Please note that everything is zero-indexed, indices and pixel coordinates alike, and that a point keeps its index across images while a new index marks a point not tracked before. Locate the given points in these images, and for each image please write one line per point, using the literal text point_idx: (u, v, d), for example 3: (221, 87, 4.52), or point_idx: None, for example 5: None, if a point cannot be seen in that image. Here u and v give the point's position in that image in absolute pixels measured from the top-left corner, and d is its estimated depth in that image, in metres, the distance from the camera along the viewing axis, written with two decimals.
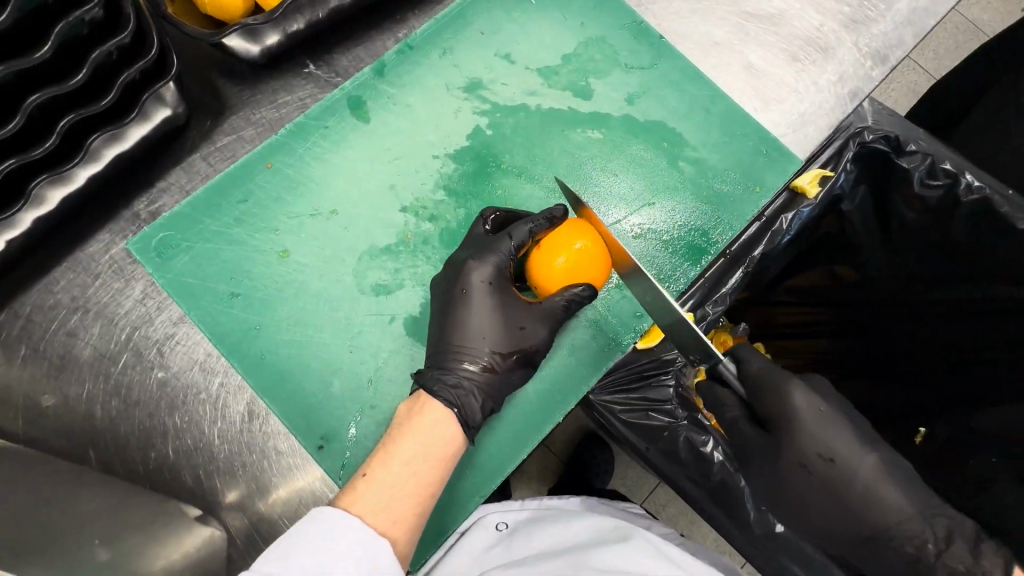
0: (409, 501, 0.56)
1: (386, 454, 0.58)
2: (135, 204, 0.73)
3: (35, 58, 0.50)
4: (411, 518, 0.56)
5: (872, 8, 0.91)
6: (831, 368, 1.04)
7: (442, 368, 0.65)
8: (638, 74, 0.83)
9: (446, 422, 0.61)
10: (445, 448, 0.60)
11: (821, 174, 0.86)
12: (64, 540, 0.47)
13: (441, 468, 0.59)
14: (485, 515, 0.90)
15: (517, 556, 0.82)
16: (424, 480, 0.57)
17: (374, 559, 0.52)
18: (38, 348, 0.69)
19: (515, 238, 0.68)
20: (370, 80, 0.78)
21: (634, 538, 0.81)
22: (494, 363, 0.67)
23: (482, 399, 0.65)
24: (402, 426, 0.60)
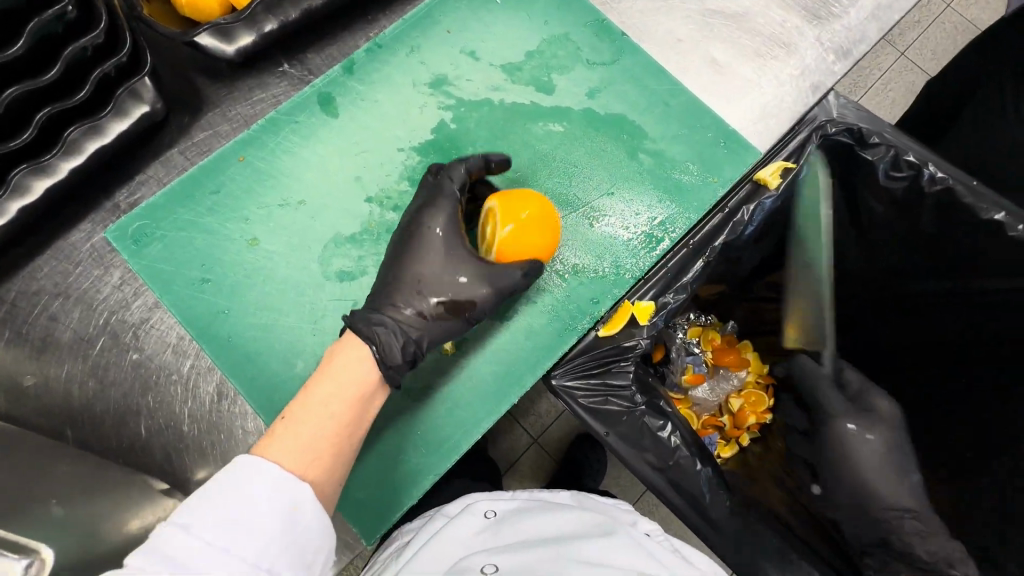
0: (329, 441, 0.59)
1: (305, 398, 0.61)
2: (115, 196, 0.77)
3: (9, 53, 0.55)
4: (331, 457, 0.59)
5: (837, 5, 0.93)
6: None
7: (375, 309, 0.70)
8: (600, 70, 0.86)
9: (364, 361, 0.65)
10: (363, 389, 0.63)
11: (783, 166, 0.82)
12: (25, 504, 0.50)
13: (359, 404, 0.63)
14: (473, 501, 0.80)
15: (503, 545, 0.72)
16: (342, 417, 0.61)
17: (293, 500, 0.54)
18: (21, 331, 0.72)
19: (454, 180, 0.74)
20: (339, 77, 0.82)
21: (619, 534, 0.74)
22: (428, 311, 0.71)
23: (405, 341, 0.67)
24: (322, 370, 0.64)
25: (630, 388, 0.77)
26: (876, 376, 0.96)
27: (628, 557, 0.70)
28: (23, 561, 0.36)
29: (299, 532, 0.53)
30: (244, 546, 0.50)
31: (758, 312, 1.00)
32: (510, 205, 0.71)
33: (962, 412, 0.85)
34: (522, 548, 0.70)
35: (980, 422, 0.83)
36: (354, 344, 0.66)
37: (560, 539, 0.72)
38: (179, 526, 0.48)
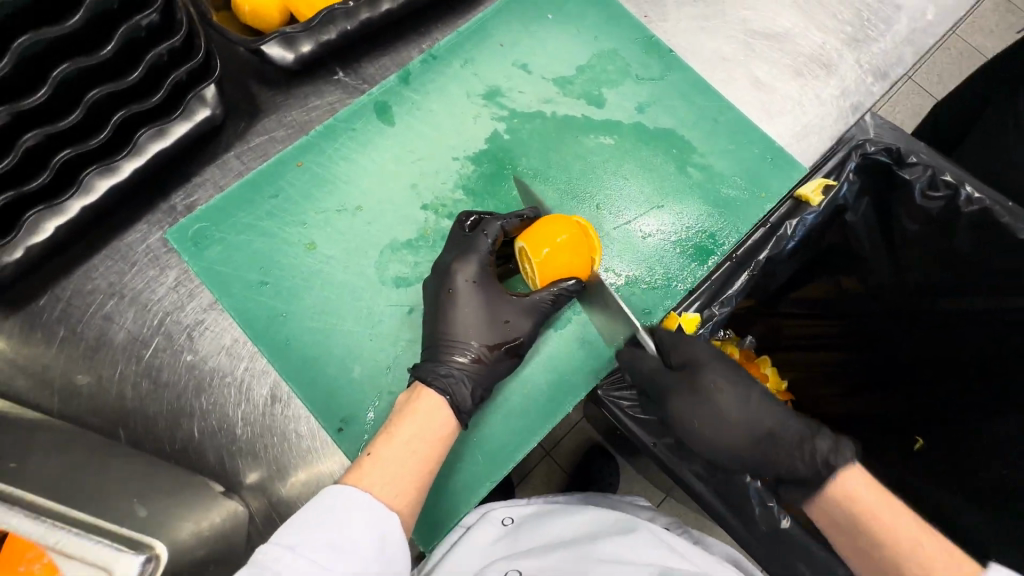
0: (412, 478, 0.59)
1: (389, 436, 0.61)
2: (172, 198, 0.78)
3: (99, 56, 0.56)
4: (413, 493, 0.59)
5: (873, 28, 0.96)
6: (834, 380, 1.05)
7: (435, 362, 0.69)
8: (648, 85, 0.88)
9: (444, 404, 0.65)
10: (443, 428, 0.64)
11: (825, 183, 0.83)
12: (103, 503, 0.50)
13: (441, 444, 0.63)
14: (491, 510, 0.83)
15: (524, 550, 0.75)
16: (427, 455, 0.61)
17: (383, 533, 0.55)
18: (75, 330, 0.73)
19: (490, 235, 0.72)
20: (396, 87, 0.83)
21: (641, 530, 0.75)
22: (483, 355, 0.71)
23: (471, 386, 0.69)
24: (403, 410, 0.64)
25: None
26: (901, 391, 0.96)
27: (651, 552, 0.72)
28: (140, 557, 0.40)
29: (387, 563, 0.55)
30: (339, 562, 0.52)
31: (779, 326, 1.06)
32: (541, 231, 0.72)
33: (975, 422, 0.86)
34: (541, 553, 0.72)
35: (994, 436, 0.83)
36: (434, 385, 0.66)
37: (578, 541, 0.74)
38: (284, 547, 0.51)
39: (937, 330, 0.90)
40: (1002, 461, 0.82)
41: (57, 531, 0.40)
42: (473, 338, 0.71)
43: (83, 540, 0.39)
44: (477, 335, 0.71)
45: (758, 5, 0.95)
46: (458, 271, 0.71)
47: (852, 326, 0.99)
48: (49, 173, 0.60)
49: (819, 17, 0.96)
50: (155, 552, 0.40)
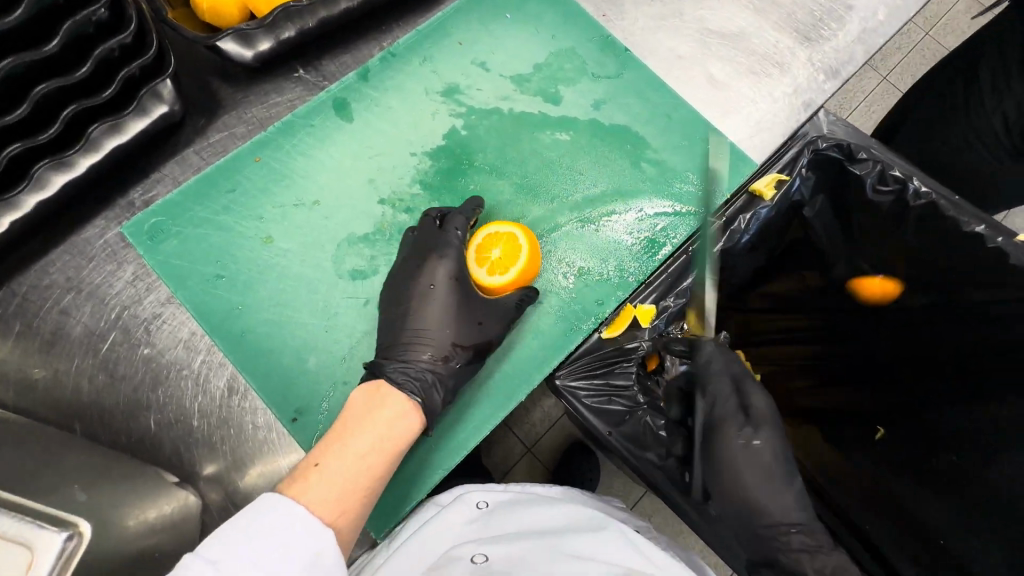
0: (359, 488, 0.59)
1: (340, 444, 0.61)
2: (130, 193, 0.78)
3: (44, 51, 0.56)
4: (356, 505, 0.59)
5: (827, 28, 0.99)
6: (804, 374, 1.01)
7: (405, 361, 0.72)
8: (605, 83, 0.89)
9: (403, 416, 0.67)
10: (399, 441, 0.65)
11: (777, 178, 0.85)
12: (45, 488, 0.51)
13: (395, 458, 0.64)
14: (465, 492, 0.79)
15: (493, 536, 0.72)
16: (378, 467, 0.61)
17: (320, 548, 0.53)
18: (31, 325, 0.73)
19: (458, 229, 0.77)
20: (354, 84, 0.85)
21: (609, 529, 0.74)
22: (454, 356, 0.74)
23: (444, 390, 0.72)
24: (357, 416, 0.65)
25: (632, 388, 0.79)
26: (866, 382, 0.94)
27: (615, 552, 0.70)
28: (64, 533, 0.37)
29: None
30: None
31: (747, 322, 1.06)
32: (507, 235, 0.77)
33: (955, 420, 0.84)
34: (511, 540, 0.70)
35: (971, 429, 0.82)
36: (394, 398, 0.67)
37: (549, 532, 0.73)
38: (206, 561, 0.48)
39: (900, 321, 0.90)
40: (957, 448, 0.83)
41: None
42: (449, 335, 0.75)
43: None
44: (451, 333, 0.75)
45: (716, 4, 0.97)
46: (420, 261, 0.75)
47: (822, 318, 0.98)
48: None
49: (775, 17, 0.98)
50: (80, 529, 0.38)
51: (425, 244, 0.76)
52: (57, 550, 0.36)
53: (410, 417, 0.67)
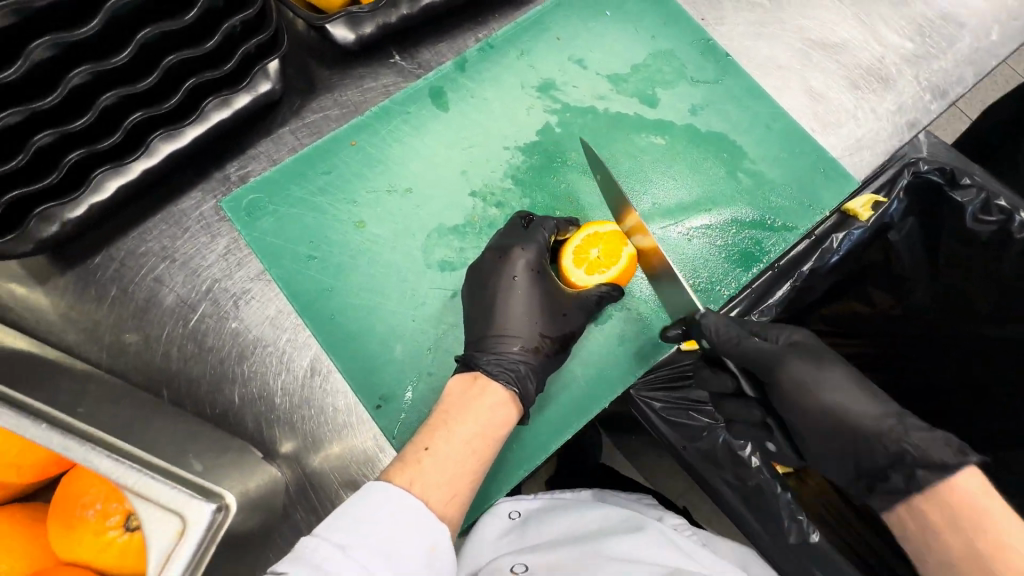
0: (465, 479, 0.60)
1: (447, 431, 0.62)
2: (227, 168, 0.79)
3: (182, 21, 0.56)
4: (462, 495, 0.60)
5: (934, 45, 0.94)
6: (862, 400, 1.00)
7: (496, 354, 0.70)
8: (703, 87, 0.87)
9: (503, 406, 0.67)
10: (499, 429, 0.65)
11: (874, 200, 0.79)
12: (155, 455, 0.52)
13: (495, 446, 0.64)
14: (498, 502, 0.78)
15: (531, 545, 0.72)
16: (480, 455, 0.62)
17: (433, 542, 0.54)
18: (126, 290, 0.75)
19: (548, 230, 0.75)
20: (451, 73, 0.84)
21: (649, 528, 0.71)
22: (543, 347, 0.73)
23: (536, 380, 0.71)
24: (459, 404, 0.65)
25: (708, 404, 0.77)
26: (928, 412, 0.93)
27: (656, 553, 0.68)
28: (213, 506, 0.48)
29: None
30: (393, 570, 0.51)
31: (804, 342, 0.99)
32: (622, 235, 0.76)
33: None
34: (549, 549, 0.70)
35: None
36: (492, 389, 0.67)
37: (586, 538, 0.71)
38: (335, 546, 0.50)
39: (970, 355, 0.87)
40: None
41: (134, 474, 0.47)
42: (538, 326, 0.73)
43: (157, 482, 0.47)
44: (540, 326, 0.74)
45: (818, 14, 0.94)
46: (517, 257, 0.73)
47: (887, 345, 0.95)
48: (121, 135, 0.61)
49: (880, 31, 0.94)
50: (226, 502, 0.49)
51: (521, 239, 0.74)
52: (208, 519, 0.47)
53: (507, 407, 0.67)
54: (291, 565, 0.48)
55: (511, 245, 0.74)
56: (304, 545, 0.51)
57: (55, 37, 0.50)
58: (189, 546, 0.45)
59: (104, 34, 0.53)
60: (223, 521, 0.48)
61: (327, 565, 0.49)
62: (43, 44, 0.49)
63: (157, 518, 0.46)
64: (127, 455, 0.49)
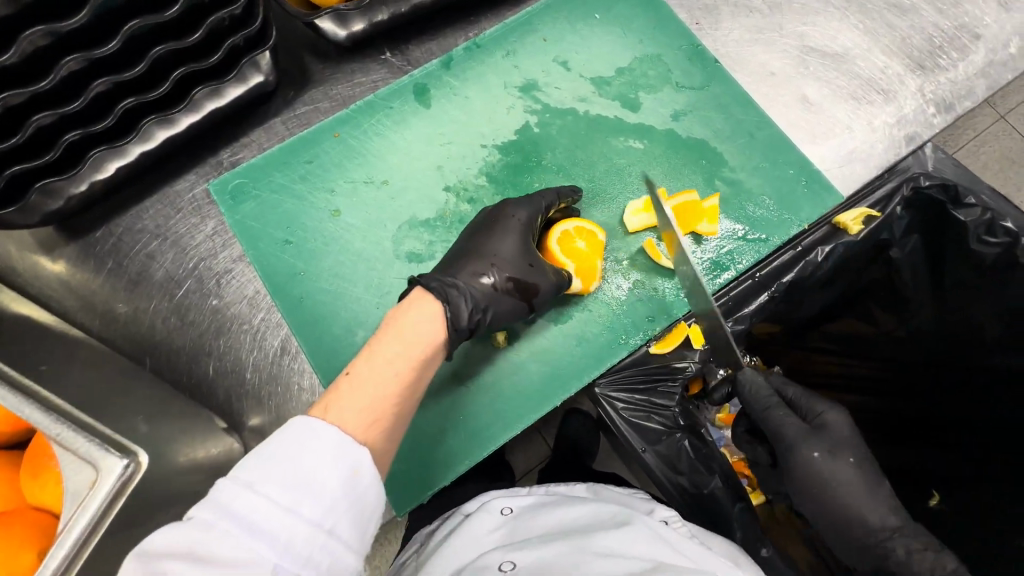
0: (387, 395, 0.58)
1: (368, 354, 0.61)
2: (220, 154, 0.84)
3: (165, 16, 0.60)
4: (388, 418, 0.58)
5: (944, 56, 0.89)
6: (871, 427, 0.98)
7: (453, 278, 0.72)
8: (687, 93, 0.87)
9: (429, 322, 0.66)
10: (425, 347, 0.64)
11: (867, 213, 0.80)
12: (116, 416, 0.57)
13: (421, 364, 0.63)
14: (489, 500, 0.79)
15: (519, 541, 0.71)
16: (403, 376, 0.60)
17: (353, 463, 0.51)
18: (121, 263, 0.80)
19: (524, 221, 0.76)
20: (437, 71, 0.86)
21: (636, 521, 0.68)
22: (502, 286, 0.74)
23: (472, 300, 0.71)
24: (385, 325, 0.64)
25: (674, 408, 0.77)
26: (924, 446, 0.92)
27: (644, 547, 0.65)
28: (125, 461, 0.52)
29: (357, 500, 0.50)
30: (307, 500, 0.47)
31: (806, 360, 0.99)
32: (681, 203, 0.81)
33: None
34: (537, 544, 0.67)
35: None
36: (420, 303, 0.67)
37: (576, 532, 0.69)
38: (241, 483, 0.47)
39: (971, 385, 0.86)
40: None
41: (60, 425, 0.51)
42: (497, 262, 0.75)
43: (77, 437, 0.51)
44: (502, 264, 0.75)
45: (821, 20, 0.90)
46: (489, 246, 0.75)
47: (891, 369, 0.93)
48: (113, 118, 0.66)
49: (888, 38, 0.89)
50: (136, 460, 0.53)
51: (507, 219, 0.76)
52: (119, 472, 0.51)
53: (436, 321, 0.67)
54: (198, 509, 0.46)
55: (496, 227, 0.76)
56: (219, 489, 0.47)
57: (47, 28, 0.55)
58: (101, 495, 0.50)
59: (94, 24, 0.58)
60: (133, 475, 0.52)
61: (234, 505, 0.46)
62: (36, 32, 0.54)
63: (74, 465, 0.51)
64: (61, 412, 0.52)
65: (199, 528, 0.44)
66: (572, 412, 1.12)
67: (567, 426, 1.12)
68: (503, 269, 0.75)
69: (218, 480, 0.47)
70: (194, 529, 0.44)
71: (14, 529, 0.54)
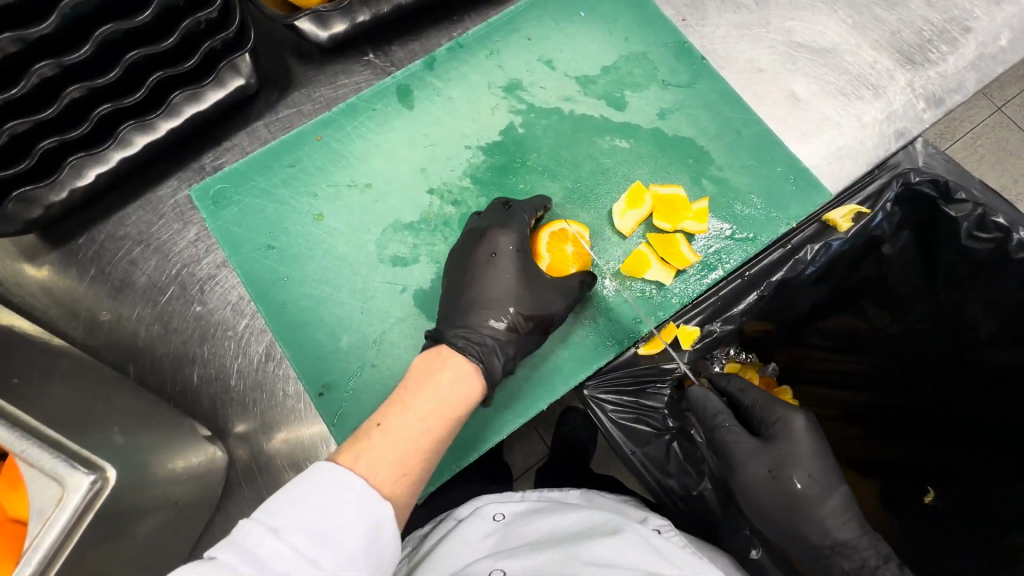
0: (416, 454, 0.59)
1: (404, 408, 0.61)
2: (203, 158, 0.83)
3: (137, 21, 0.60)
4: (414, 474, 0.58)
5: (934, 50, 0.87)
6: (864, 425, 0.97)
7: (467, 328, 0.72)
8: (674, 91, 0.86)
9: (463, 382, 0.66)
10: (459, 407, 0.64)
11: (856, 210, 0.79)
12: (94, 426, 0.57)
13: (454, 422, 0.63)
14: (482, 505, 0.79)
15: (510, 548, 0.71)
16: (436, 432, 0.61)
17: (376, 521, 0.52)
18: (104, 271, 0.79)
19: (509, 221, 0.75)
20: (420, 72, 0.85)
21: (626, 531, 0.68)
22: (519, 325, 0.74)
23: (503, 357, 0.72)
24: (421, 379, 0.65)
25: (663, 411, 0.78)
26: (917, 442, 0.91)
27: (635, 556, 0.65)
28: (91, 477, 0.51)
29: (376, 555, 0.52)
30: (331, 554, 0.49)
31: (802, 357, 0.97)
32: (666, 197, 0.81)
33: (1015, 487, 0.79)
34: (528, 552, 0.67)
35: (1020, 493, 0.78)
36: (456, 361, 0.67)
37: (566, 541, 0.68)
38: (267, 529, 0.48)
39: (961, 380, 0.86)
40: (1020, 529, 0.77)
41: (24, 442, 0.50)
42: (511, 303, 0.74)
43: (43, 453, 0.50)
44: (515, 304, 0.74)
45: (809, 15, 0.89)
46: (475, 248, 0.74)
47: (888, 365, 0.92)
48: (88, 125, 0.66)
49: (877, 33, 0.88)
50: (104, 474, 0.52)
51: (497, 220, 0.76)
52: (85, 488, 0.50)
53: (471, 379, 0.67)
54: (221, 549, 0.47)
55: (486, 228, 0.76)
56: (239, 529, 0.48)
57: (15, 35, 0.54)
58: (67, 511, 0.49)
59: (64, 31, 0.57)
60: (101, 491, 0.51)
61: (258, 550, 0.47)
62: (5, 40, 0.54)
63: (38, 482, 0.50)
64: (33, 424, 0.51)
65: (223, 569, 0.45)
66: (565, 411, 1.11)
67: (559, 426, 1.11)
68: (518, 306, 0.74)
69: (240, 520, 0.49)
70: (217, 569, 0.45)
71: None
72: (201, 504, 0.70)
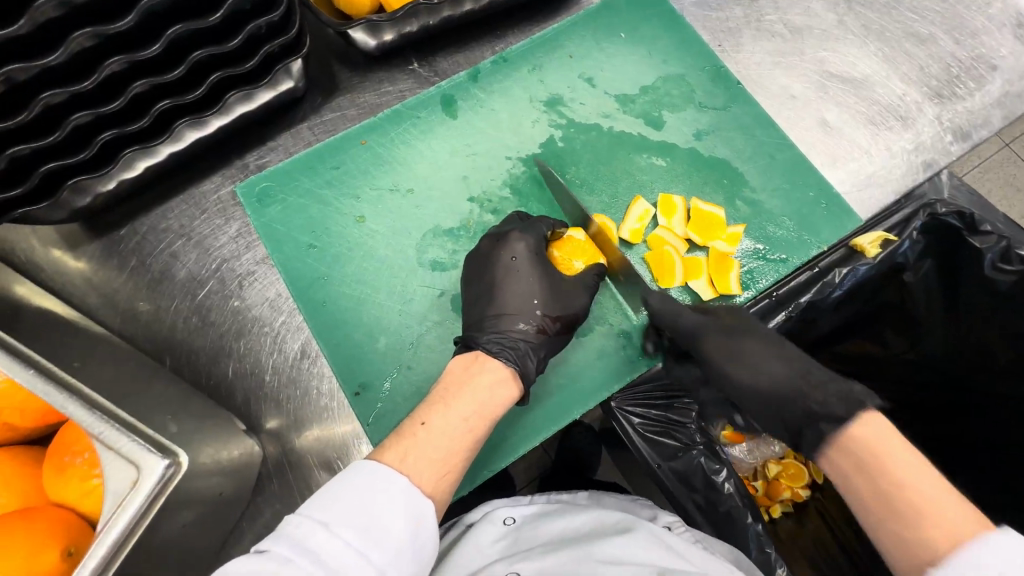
0: (456, 454, 0.60)
1: (444, 407, 0.62)
2: (247, 157, 0.85)
3: (208, 22, 0.62)
4: (452, 474, 0.59)
5: (961, 85, 0.90)
6: None
7: (498, 333, 0.73)
8: (710, 113, 0.88)
9: (502, 384, 0.67)
10: (496, 407, 0.65)
11: (884, 237, 0.80)
12: (141, 414, 0.57)
13: (492, 423, 0.64)
14: (493, 510, 0.79)
15: (522, 550, 0.71)
16: (476, 432, 0.62)
17: (418, 518, 0.54)
18: (144, 262, 0.80)
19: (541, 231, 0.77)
20: (464, 83, 0.87)
21: (638, 529, 0.68)
22: (546, 327, 0.75)
23: (536, 358, 0.73)
24: (461, 381, 0.66)
25: (691, 426, 0.79)
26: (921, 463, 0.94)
27: (647, 553, 0.64)
28: (166, 461, 0.53)
29: (419, 549, 0.53)
30: (377, 548, 0.50)
31: (818, 378, 1.00)
32: (705, 214, 0.82)
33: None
34: (540, 554, 0.67)
35: None
36: (491, 366, 0.68)
37: (577, 541, 0.69)
38: (316, 522, 0.50)
39: (978, 411, 0.87)
40: None
41: (103, 425, 0.52)
42: (537, 306, 0.76)
43: (122, 435, 0.52)
44: (541, 306, 0.76)
45: (841, 46, 0.91)
46: (510, 255, 0.75)
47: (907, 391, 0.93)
48: (148, 119, 0.67)
49: (906, 67, 0.91)
50: (178, 460, 0.54)
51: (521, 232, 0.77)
52: (160, 472, 0.52)
53: (509, 384, 0.68)
54: (274, 543, 0.48)
55: (518, 239, 0.76)
56: (287, 523, 0.50)
57: (95, 30, 0.56)
58: (143, 493, 0.51)
59: (138, 28, 0.59)
60: (172, 477, 0.53)
61: (308, 542, 0.48)
62: (85, 34, 0.56)
63: (116, 466, 0.52)
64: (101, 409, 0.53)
65: (274, 561, 0.47)
66: (581, 423, 1.11)
67: (573, 437, 1.11)
68: (544, 308, 0.76)
69: (288, 516, 0.50)
70: (271, 560, 0.46)
71: (40, 524, 0.54)
72: (234, 499, 0.70)
